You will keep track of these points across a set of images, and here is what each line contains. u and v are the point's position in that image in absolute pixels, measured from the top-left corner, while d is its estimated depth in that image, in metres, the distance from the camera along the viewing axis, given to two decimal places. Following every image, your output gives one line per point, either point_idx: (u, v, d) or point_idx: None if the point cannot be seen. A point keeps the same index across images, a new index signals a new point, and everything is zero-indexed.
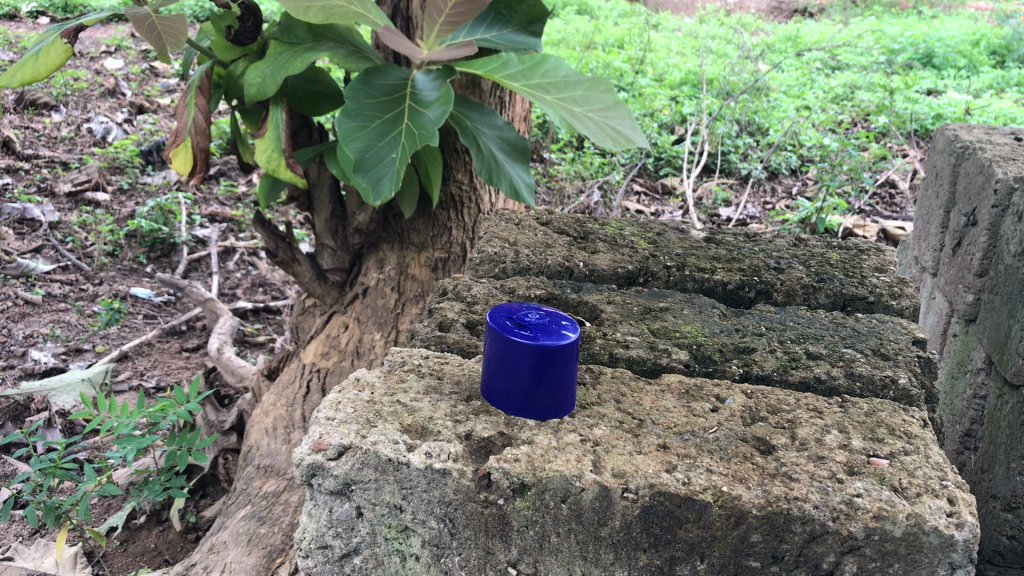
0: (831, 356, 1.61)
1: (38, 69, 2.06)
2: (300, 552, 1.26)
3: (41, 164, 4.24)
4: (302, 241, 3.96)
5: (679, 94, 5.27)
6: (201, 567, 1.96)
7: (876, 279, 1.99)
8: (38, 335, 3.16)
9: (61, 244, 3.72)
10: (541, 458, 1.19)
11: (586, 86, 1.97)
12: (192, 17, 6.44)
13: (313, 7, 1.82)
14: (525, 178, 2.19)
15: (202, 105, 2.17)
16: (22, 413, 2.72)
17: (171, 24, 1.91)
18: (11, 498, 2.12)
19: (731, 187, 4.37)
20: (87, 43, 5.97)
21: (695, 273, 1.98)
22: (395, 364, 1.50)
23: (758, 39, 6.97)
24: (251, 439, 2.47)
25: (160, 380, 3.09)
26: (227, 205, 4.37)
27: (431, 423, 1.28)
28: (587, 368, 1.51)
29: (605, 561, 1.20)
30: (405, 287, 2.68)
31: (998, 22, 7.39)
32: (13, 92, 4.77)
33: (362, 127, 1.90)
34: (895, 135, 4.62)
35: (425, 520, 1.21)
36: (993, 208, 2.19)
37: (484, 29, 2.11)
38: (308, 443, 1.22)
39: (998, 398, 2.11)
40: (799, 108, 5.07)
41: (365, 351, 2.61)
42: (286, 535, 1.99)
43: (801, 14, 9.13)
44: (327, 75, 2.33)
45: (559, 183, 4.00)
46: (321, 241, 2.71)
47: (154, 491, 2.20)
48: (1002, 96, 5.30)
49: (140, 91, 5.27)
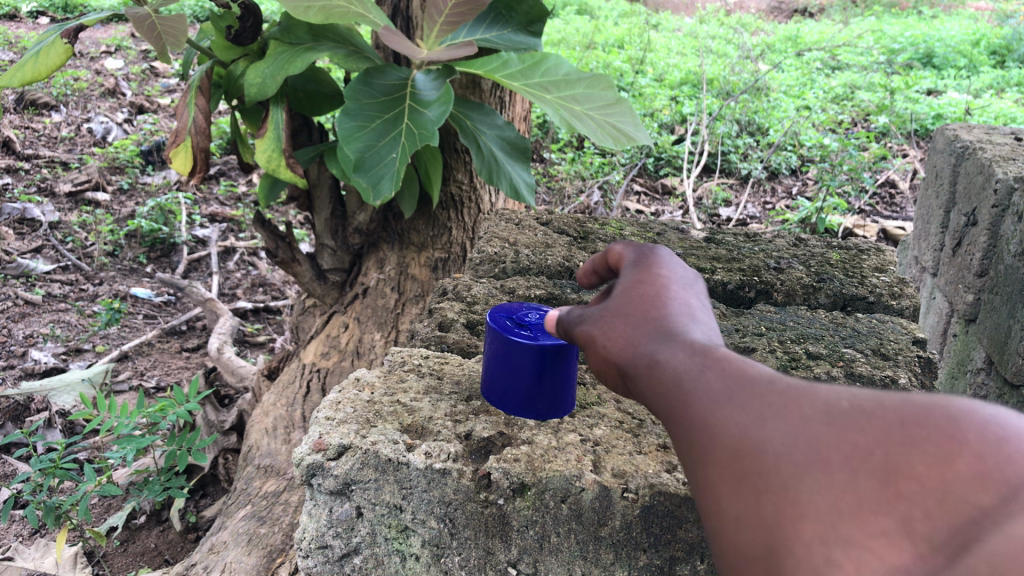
0: (831, 356, 1.61)
1: (38, 69, 2.06)
2: (299, 552, 1.25)
3: (41, 164, 4.24)
4: (302, 241, 3.96)
5: (679, 94, 5.27)
6: (201, 567, 1.95)
7: (876, 279, 1.99)
8: (38, 335, 3.16)
9: (61, 244, 3.72)
10: (541, 457, 1.19)
11: (586, 84, 1.99)
12: (192, 17, 6.44)
13: (313, 7, 1.82)
14: (525, 178, 2.19)
15: (201, 105, 2.17)
16: (22, 413, 2.73)
17: (171, 24, 1.91)
18: (10, 498, 2.11)
19: (731, 187, 4.37)
20: (87, 43, 5.98)
21: (695, 273, 1.98)
22: (395, 364, 1.50)
23: (758, 39, 6.97)
24: (251, 439, 2.47)
25: (160, 380, 3.09)
26: (227, 205, 4.37)
27: (431, 423, 1.28)
28: (587, 368, 1.51)
29: (606, 561, 1.19)
30: (405, 288, 2.68)
31: (998, 22, 7.38)
32: (13, 92, 4.78)
33: (362, 127, 1.90)
34: (895, 135, 4.62)
35: (425, 520, 1.21)
36: (993, 207, 2.19)
37: (483, 29, 2.11)
38: (308, 443, 1.22)
39: (998, 398, 2.11)
40: (799, 108, 5.07)
41: (365, 351, 2.61)
42: (286, 536, 1.99)
43: (801, 14, 9.13)
44: (328, 75, 2.33)
45: (559, 183, 4.00)
46: (321, 241, 2.71)
47: (154, 491, 2.19)
48: (1002, 96, 5.30)
49: (140, 91, 5.28)
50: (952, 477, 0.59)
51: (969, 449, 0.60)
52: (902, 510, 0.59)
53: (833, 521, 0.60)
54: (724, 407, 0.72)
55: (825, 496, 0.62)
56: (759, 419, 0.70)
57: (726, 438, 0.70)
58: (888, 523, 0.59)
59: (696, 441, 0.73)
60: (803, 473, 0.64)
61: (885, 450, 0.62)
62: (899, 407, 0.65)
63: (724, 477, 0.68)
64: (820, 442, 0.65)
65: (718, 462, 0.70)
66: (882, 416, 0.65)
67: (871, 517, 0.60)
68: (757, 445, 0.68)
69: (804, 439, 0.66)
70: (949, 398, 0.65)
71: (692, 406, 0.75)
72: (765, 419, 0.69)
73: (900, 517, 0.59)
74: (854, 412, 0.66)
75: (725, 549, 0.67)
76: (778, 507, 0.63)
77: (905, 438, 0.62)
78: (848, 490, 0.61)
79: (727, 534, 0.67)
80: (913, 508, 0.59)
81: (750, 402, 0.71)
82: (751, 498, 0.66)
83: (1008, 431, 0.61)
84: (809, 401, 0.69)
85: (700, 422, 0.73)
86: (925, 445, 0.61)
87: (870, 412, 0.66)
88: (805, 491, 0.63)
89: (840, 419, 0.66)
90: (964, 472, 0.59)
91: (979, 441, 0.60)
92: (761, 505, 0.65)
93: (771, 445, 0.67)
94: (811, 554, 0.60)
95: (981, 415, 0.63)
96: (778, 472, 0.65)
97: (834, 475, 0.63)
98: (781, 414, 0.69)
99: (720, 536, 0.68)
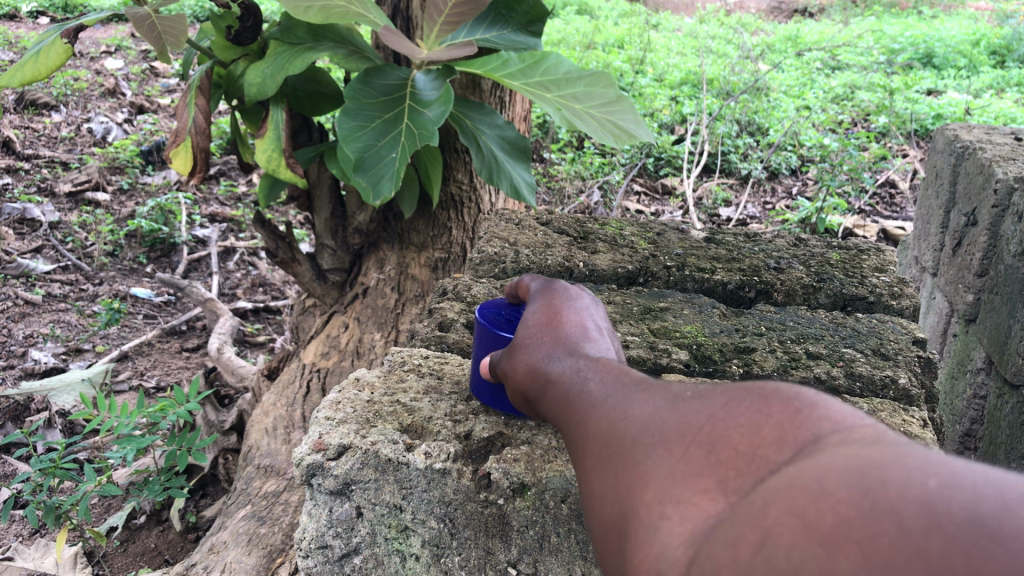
0: (830, 356, 1.61)
1: (38, 69, 2.06)
2: (299, 552, 1.25)
3: (41, 164, 4.24)
4: (302, 241, 3.96)
5: (679, 94, 5.27)
6: (202, 567, 1.95)
7: (876, 279, 1.99)
8: (39, 335, 3.17)
9: (61, 244, 3.72)
10: (541, 457, 1.19)
11: (587, 82, 1.98)
12: (193, 17, 6.45)
13: (314, 7, 1.82)
14: (525, 178, 2.18)
15: (202, 105, 2.17)
16: (22, 413, 2.73)
17: (171, 24, 1.91)
18: (11, 498, 2.11)
19: (731, 187, 4.37)
20: (87, 43, 5.98)
21: (695, 273, 1.98)
22: (395, 364, 1.50)
23: (758, 40, 6.97)
24: (251, 439, 2.47)
25: (160, 380, 3.09)
26: (227, 205, 4.37)
27: (431, 422, 1.28)
28: None
29: None
30: (405, 287, 2.68)
31: (999, 22, 7.39)
32: (13, 92, 4.78)
33: (362, 126, 1.90)
34: (895, 135, 4.61)
35: (426, 520, 1.21)
36: (993, 207, 2.18)
37: (484, 28, 2.10)
38: (308, 443, 1.22)
39: (998, 398, 2.11)
40: (799, 108, 5.07)
41: (365, 351, 2.61)
42: (286, 536, 1.99)
43: (801, 14, 9.13)
44: (327, 75, 2.33)
45: (559, 183, 4.00)
46: (321, 241, 2.71)
47: (154, 491, 2.19)
48: (1002, 96, 5.30)
49: (140, 91, 5.28)
50: (760, 443, 0.65)
51: (775, 419, 0.66)
52: (721, 475, 0.65)
53: (667, 485, 0.68)
54: (598, 405, 0.86)
55: (657, 467, 0.71)
56: (620, 410, 0.82)
57: (595, 431, 0.82)
58: (710, 485, 0.65)
59: (576, 437, 0.86)
60: (646, 449, 0.74)
61: (709, 426, 0.70)
62: (731, 392, 0.73)
63: (594, 462, 0.80)
64: (663, 423, 0.75)
65: (592, 447, 0.81)
66: (716, 399, 0.73)
67: (697, 480, 0.66)
68: (617, 430, 0.79)
69: (650, 421, 0.76)
70: (783, 385, 0.71)
71: (577, 407, 0.89)
72: (626, 410, 0.81)
73: (718, 479, 0.65)
74: (691, 400, 0.76)
75: (597, 525, 0.76)
76: (627, 478, 0.73)
77: (728, 415, 0.70)
78: (677, 459, 0.70)
79: (596, 511, 0.77)
80: (728, 472, 0.65)
81: (617, 400, 0.84)
82: (611, 477, 0.76)
83: (821, 402, 0.66)
84: (662, 395, 0.80)
85: (579, 421, 0.87)
86: (743, 419, 0.68)
87: (708, 397, 0.74)
88: (646, 464, 0.72)
89: (684, 404, 0.76)
90: (770, 438, 0.65)
91: (785, 410, 0.66)
92: (618, 479, 0.74)
93: (626, 428, 0.78)
94: (649, 514, 0.68)
95: (803, 395, 0.68)
96: (631, 450, 0.75)
97: (668, 446, 0.72)
98: (635, 407, 0.80)
99: (594, 514, 0.77)
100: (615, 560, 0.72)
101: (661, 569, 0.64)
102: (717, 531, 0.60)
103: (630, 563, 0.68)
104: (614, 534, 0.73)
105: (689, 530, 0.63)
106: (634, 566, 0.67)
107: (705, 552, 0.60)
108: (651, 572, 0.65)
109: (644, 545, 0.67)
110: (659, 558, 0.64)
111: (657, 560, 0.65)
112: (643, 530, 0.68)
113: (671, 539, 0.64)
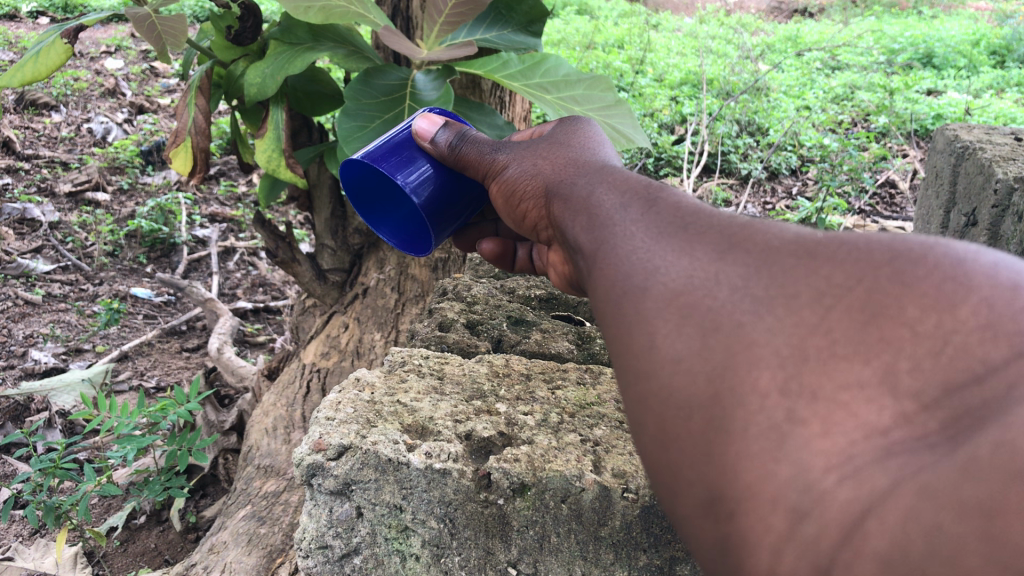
0: None
1: (38, 69, 2.05)
2: (299, 552, 1.24)
3: (41, 164, 4.24)
4: (303, 241, 3.98)
5: (679, 94, 5.29)
6: (202, 567, 1.94)
7: None
8: (39, 335, 3.17)
9: (61, 244, 3.72)
10: (541, 458, 1.20)
11: (586, 85, 2.01)
12: (192, 16, 6.47)
13: (314, 7, 1.82)
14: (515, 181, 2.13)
15: (201, 105, 2.17)
16: (22, 414, 2.73)
17: (171, 24, 1.90)
18: (10, 498, 2.11)
19: (731, 187, 4.36)
20: (87, 43, 5.99)
21: None
22: (395, 364, 1.50)
23: (758, 40, 6.98)
24: (251, 439, 2.47)
25: (160, 380, 3.09)
26: (227, 205, 4.38)
27: (431, 423, 1.28)
28: (587, 368, 1.55)
29: (606, 561, 1.18)
30: (405, 287, 2.67)
31: (998, 22, 7.40)
32: (13, 92, 4.78)
33: (362, 127, 1.92)
34: (895, 135, 4.60)
35: (426, 520, 1.21)
36: (993, 207, 2.17)
37: (484, 29, 2.10)
38: (309, 443, 1.23)
39: None
40: (799, 108, 5.08)
41: (365, 351, 2.61)
42: (286, 536, 1.98)
43: (801, 14, 9.17)
44: (327, 75, 2.32)
45: None
46: (321, 240, 2.75)
47: (154, 491, 2.19)
48: (1002, 96, 5.29)
49: (140, 91, 5.29)
50: (957, 327, 0.58)
51: (979, 297, 0.59)
52: (887, 362, 0.59)
53: (797, 373, 0.61)
54: (666, 246, 0.76)
55: (778, 341, 0.63)
56: (704, 257, 0.72)
57: (666, 278, 0.73)
58: (869, 379, 0.59)
59: (624, 281, 0.76)
60: (756, 314, 0.65)
61: (864, 289, 0.62)
62: (888, 249, 0.65)
63: (665, 315, 0.70)
64: (783, 278, 0.67)
65: (657, 295, 0.72)
66: (864, 255, 0.65)
67: (848, 369, 0.60)
68: (703, 284, 0.70)
69: (762, 277, 0.68)
70: (951, 243, 0.65)
71: (625, 245, 0.79)
72: (715, 256, 0.72)
73: (884, 367, 0.59)
74: (803, 253, 0.68)
75: (658, 397, 0.68)
76: (729, 352, 0.65)
77: (891, 277, 0.62)
78: (813, 334, 0.62)
79: (663, 380, 0.68)
80: (901, 361, 0.59)
81: (695, 246, 0.74)
82: (696, 343, 0.67)
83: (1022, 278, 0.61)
84: (768, 241, 0.71)
85: (630, 261, 0.77)
86: (916, 285, 0.61)
87: (843, 247, 0.67)
88: (756, 330, 0.64)
89: (806, 256, 0.68)
90: (973, 324, 0.58)
91: (997, 289, 0.60)
92: (709, 347, 0.66)
93: (717, 282, 0.69)
94: (766, 411, 0.61)
95: (995, 263, 0.62)
96: (731, 313, 0.67)
97: (795, 314, 0.64)
98: (728, 253, 0.72)
99: (653, 379, 0.69)
100: (687, 456, 0.65)
101: (797, 500, 0.58)
102: (901, 463, 0.56)
103: (724, 475, 0.62)
104: (694, 419, 0.65)
105: (845, 455, 0.58)
106: (732, 475, 0.62)
107: (891, 502, 0.56)
108: (778, 499, 0.59)
109: (757, 456, 0.60)
110: (792, 485, 0.59)
111: (787, 484, 0.59)
112: (756, 432, 0.61)
113: (815, 464, 0.58)
